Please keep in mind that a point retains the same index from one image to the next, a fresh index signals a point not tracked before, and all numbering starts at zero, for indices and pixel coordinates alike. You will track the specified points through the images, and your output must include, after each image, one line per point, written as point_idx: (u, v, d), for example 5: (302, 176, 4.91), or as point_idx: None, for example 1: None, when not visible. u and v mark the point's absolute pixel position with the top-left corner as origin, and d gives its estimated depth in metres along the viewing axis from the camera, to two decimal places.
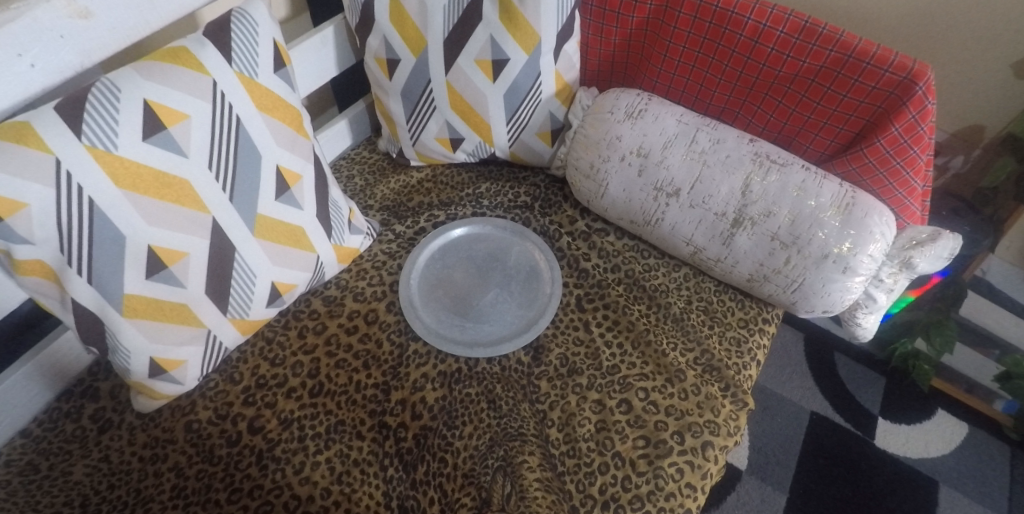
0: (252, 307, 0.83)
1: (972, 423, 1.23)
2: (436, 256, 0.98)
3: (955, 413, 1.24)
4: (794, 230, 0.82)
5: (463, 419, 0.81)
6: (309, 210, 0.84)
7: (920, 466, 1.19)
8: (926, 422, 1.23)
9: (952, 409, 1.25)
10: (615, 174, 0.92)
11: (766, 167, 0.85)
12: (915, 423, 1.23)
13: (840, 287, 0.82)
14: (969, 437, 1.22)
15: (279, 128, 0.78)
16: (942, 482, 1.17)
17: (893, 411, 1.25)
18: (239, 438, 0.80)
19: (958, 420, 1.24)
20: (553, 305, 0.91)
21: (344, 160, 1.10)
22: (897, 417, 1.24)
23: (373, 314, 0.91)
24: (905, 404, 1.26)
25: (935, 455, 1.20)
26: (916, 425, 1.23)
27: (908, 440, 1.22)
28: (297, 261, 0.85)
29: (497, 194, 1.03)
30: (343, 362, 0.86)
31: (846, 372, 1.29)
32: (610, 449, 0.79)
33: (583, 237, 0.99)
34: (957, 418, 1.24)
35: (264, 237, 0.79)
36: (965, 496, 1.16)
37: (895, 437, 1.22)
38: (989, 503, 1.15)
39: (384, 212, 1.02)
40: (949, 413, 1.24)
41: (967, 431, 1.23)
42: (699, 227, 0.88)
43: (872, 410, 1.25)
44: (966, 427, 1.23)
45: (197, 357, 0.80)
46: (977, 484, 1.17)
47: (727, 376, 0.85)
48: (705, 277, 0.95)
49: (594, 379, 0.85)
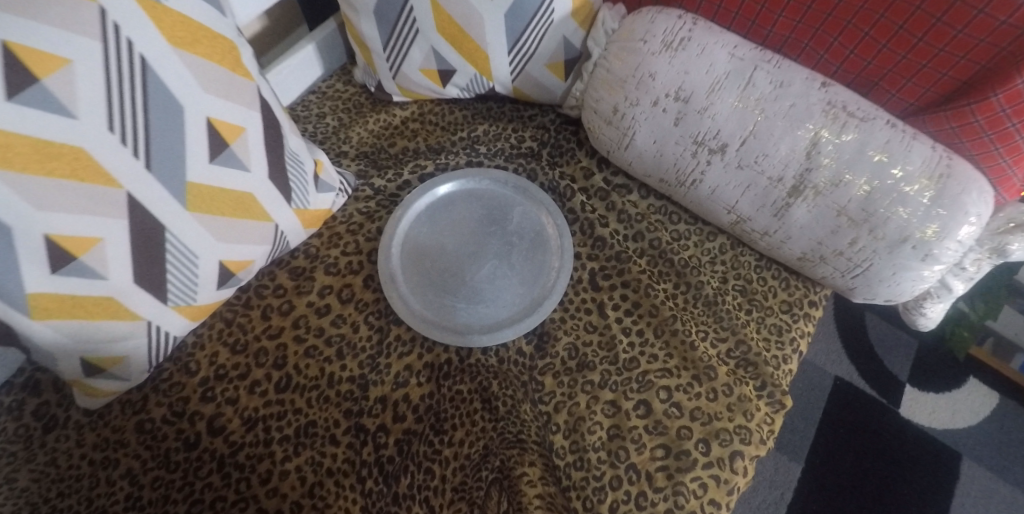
0: (199, 291, 0.68)
1: (1007, 392, 1.13)
2: (423, 218, 0.82)
3: (989, 381, 1.14)
4: (868, 206, 0.66)
5: (453, 422, 0.70)
6: (259, 171, 0.67)
7: (944, 437, 1.11)
8: (956, 391, 1.13)
9: (985, 377, 1.14)
10: (645, 122, 0.74)
11: (842, 122, 0.67)
12: (945, 391, 1.14)
13: (913, 276, 0.68)
14: (1002, 407, 1.12)
15: (205, 68, 0.60)
16: (968, 456, 1.09)
17: (922, 378, 1.15)
18: (198, 441, 0.69)
19: (990, 389, 1.13)
20: (562, 282, 0.77)
21: (315, 95, 0.91)
22: (926, 383, 1.14)
23: (348, 290, 0.77)
24: (936, 370, 1.15)
25: (962, 427, 1.11)
26: (945, 393, 1.14)
27: (935, 409, 1.12)
28: (249, 234, 0.69)
29: (497, 139, 0.86)
30: (314, 349, 0.73)
31: (877, 333, 1.18)
32: (624, 461, 0.68)
33: (600, 196, 0.83)
34: (991, 386, 1.13)
35: (201, 210, 0.63)
36: (988, 470, 1.08)
37: (921, 406, 1.13)
38: (1013, 477, 1.08)
39: (361, 161, 0.85)
40: (983, 382, 1.14)
41: (1000, 400, 1.13)
42: (746, 194, 0.72)
43: (900, 376, 1.15)
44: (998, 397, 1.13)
45: (140, 352, 0.68)
46: (1003, 457, 1.09)
47: (764, 373, 0.73)
48: (745, 249, 0.80)
49: (608, 375, 0.72)
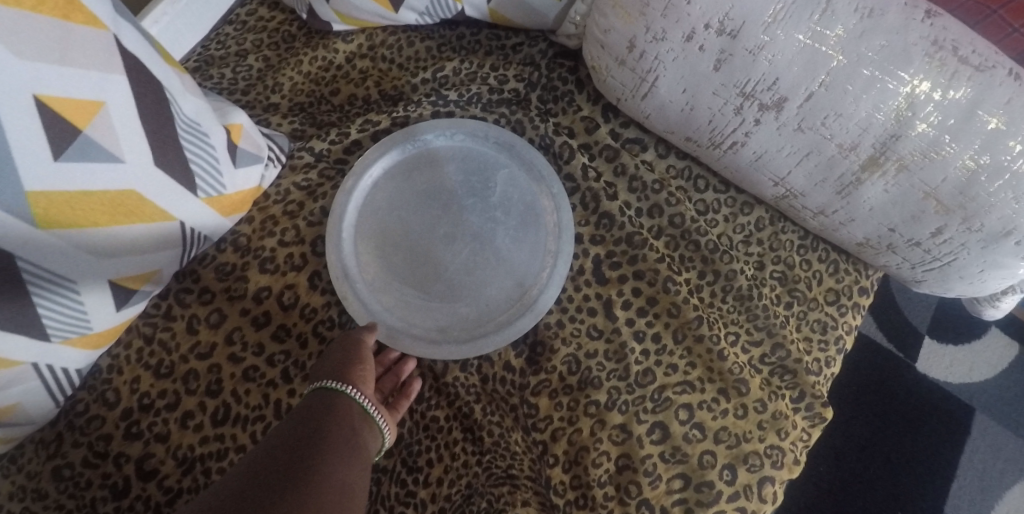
0: (90, 316, 0.53)
1: None
2: (383, 189, 0.66)
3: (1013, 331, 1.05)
4: (964, 189, 0.49)
5: (429, 457, 0.58)
6: (138, 159, 0.48)
7: (960, 392, 1.03)
8: (977, 342, 1.04)
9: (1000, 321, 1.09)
10: (673, 63, 0.55)
11: (950, 69, 0.47)
12: (964, 344, 1.04)
13: (1005, 273, 0.54)
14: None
15: (13, 21, 0.39)
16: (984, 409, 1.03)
17: (941, 330, 1.05)
18: (128, 488, 0.57)
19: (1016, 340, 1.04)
20: (562, 270, 0.62)
21: (232, 26, 0.73)
22: (946, 334, 1.05)
23: (291, 293, 0.62)
24: (956, 320, 1.06)
25: (980, 380, 1.03)
26: (964, 345, 1.05)
27: (953, 363, 1.04)
28: (145, 240, 0.52)
29: (471, 81, 0.68)
30: (254, 371, 0.60)
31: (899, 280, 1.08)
32: (635, 497, 0.56)
33: (607, 155, 0.66)
34: (1014, 337, 1.05)
35: (61, 225, 0.46)
36: (1001, 424, 1.02)
37: (939, 360, 1.04)
38: None
39: (295, 117, 0.67)
40: (1006, 332, 1.05)
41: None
42: (802, 164, 0.56)
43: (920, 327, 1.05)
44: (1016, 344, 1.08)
45: (36, 395, 0.53)
46: (1019, 411, 1.02)
47: (804, 383, 0.60)
48: (787, 224, 0.64)
49: (616, 394, 0.59)
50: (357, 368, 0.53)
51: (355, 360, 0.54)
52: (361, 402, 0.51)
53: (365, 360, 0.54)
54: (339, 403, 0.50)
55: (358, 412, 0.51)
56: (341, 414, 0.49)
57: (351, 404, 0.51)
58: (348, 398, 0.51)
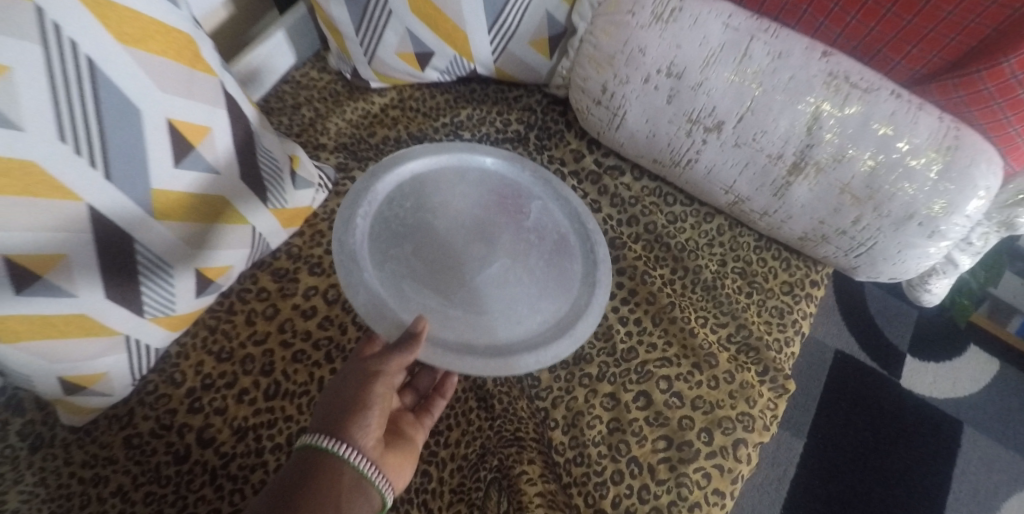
0: (177, 301, 0.66)
1: (1005, 360, 1.17)
2: (408, 193, 0.74)
3: (989, 349, 1.18)
4: (872, 182, 0.63)
5: (448, 422, 0.67)
6: (227, 172, 0.64)
7: (944, 407, 1.12)
8: (957, 360, 1.17)
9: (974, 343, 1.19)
10: (636, 100, 0.72)
11: (844, 93, 0.63)
12: (945, 361, 1.17)
13: (918, 253, 0.66)
14: (1000, 375, 1.16)
15: (160, 66, 0.56)
16: (963, 423, 1.11)
17: (923, 349, 1.17)
18: (188, 453, 0.66)
19: (993, 358, 1.18)
20: (604, 295, 0.71)
21: (289, 85, 0.91)
22: (928, 355, 1.17)
23: (334, 291, 0.76)
24: (935, 340, 1.19)
25: (964, 395, 1.14)
26: (944, 362, 1.17)
27: (936, 380, 1.15)
28: (223, 240, 0.67)
29: (482, 123, 0.85)
30: (301, 354, 0.71)
31: (876, 304, 1.21)
32: (625, 454, 0.65)
33: (591, 179, 0.82)
34: (990, 355, 1.18)
35: (169, 219, 0.60)
36: (987, 436, 1.10)
37: (922, 376, 1.15)
38: (1010, 442, 1.10)
39: (340, 153, 0.83)
40: (983, 350, 1.18)
41: (1001, 368, 1.17)
42: (744, 173, 0.70)
43: (900, 347, 1.17)
44: (989, 363, 1.17)
45: (122, 366, 0.64)
46: (1000, 425, 1.11)
47: (766, 358, 0.71)
48: (744, 230, 0.78)
49: (606, 367, 0.70)
50: (358, 423, 0.54)
51: (362, 407, 0.55)
52: (355, 466, 0.52)
53: (369, 405, 0.55)
54: (328, 466, 0.51)
55: (349, 474, 0.52)
56: (331, 482, 0.50)
57: (343, 465, 0.52)
58: (339, 461, 0.52)
